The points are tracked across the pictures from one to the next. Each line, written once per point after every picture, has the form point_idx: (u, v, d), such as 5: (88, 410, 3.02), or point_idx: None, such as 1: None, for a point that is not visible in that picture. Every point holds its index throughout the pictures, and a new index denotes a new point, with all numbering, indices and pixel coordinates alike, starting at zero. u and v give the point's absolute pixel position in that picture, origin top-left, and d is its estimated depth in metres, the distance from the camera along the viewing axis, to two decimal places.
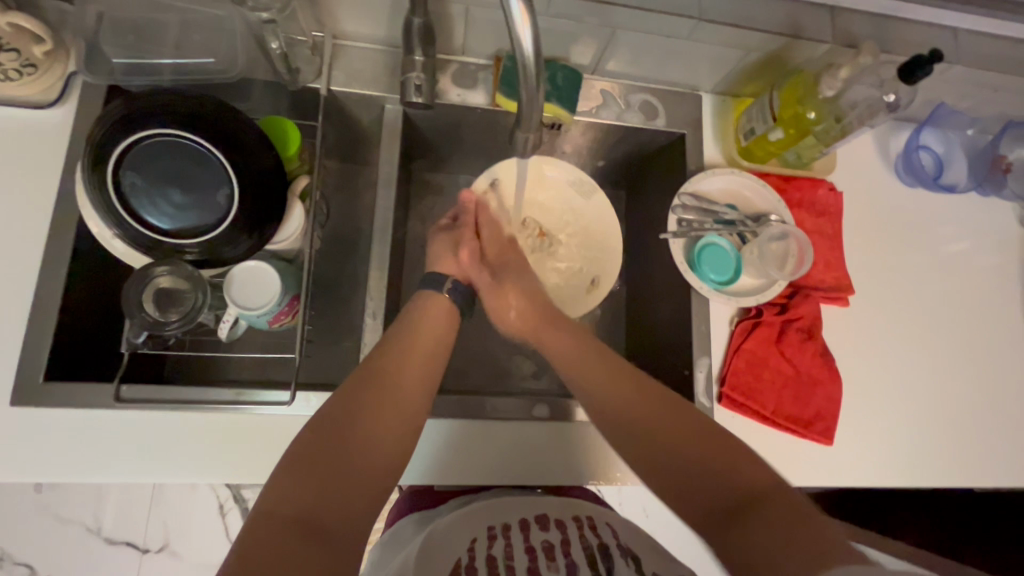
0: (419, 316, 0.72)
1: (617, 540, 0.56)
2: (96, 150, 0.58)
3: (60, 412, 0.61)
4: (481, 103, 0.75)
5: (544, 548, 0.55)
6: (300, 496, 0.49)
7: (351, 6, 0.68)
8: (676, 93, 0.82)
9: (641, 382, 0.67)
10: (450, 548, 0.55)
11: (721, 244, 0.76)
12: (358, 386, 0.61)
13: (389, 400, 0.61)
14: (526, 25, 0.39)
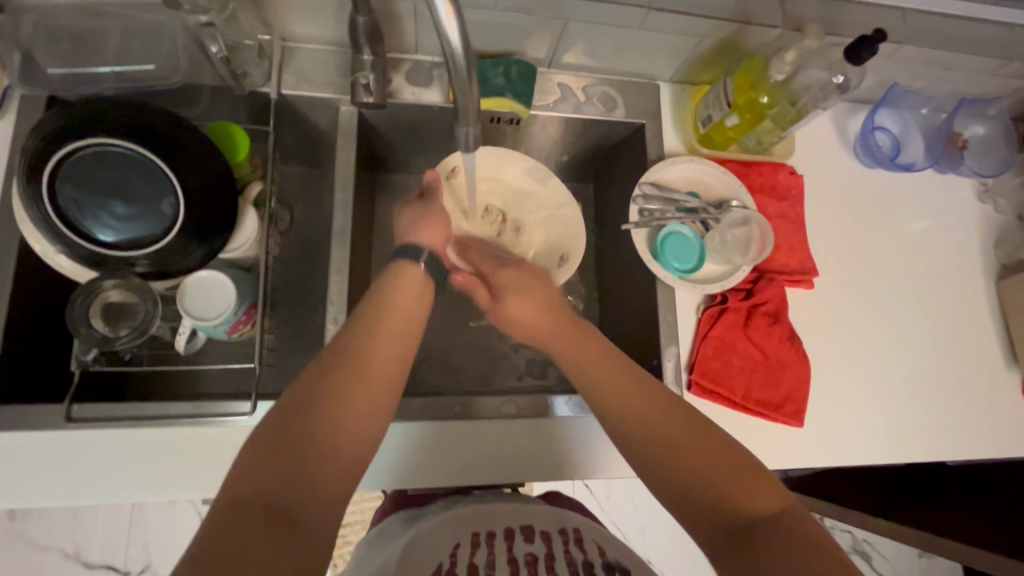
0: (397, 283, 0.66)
1: (603, 556, 0.53)
2: (28, 164, 0.55)
3: (10, 435, 0.59)
4: (436, 101, 0.74)
5: (527, 561, 0.52)
6: (268, 480, 0.45)
7: (296, 7, 0.67)
8: (634, 84, 0.82)
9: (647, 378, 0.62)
10: (431, 554, 0.53)
11: (683, 232, 0.76)
12: (338, 361, 0.56)
13: (370, 379, 0.56)
14: (453, 17, 0.38)
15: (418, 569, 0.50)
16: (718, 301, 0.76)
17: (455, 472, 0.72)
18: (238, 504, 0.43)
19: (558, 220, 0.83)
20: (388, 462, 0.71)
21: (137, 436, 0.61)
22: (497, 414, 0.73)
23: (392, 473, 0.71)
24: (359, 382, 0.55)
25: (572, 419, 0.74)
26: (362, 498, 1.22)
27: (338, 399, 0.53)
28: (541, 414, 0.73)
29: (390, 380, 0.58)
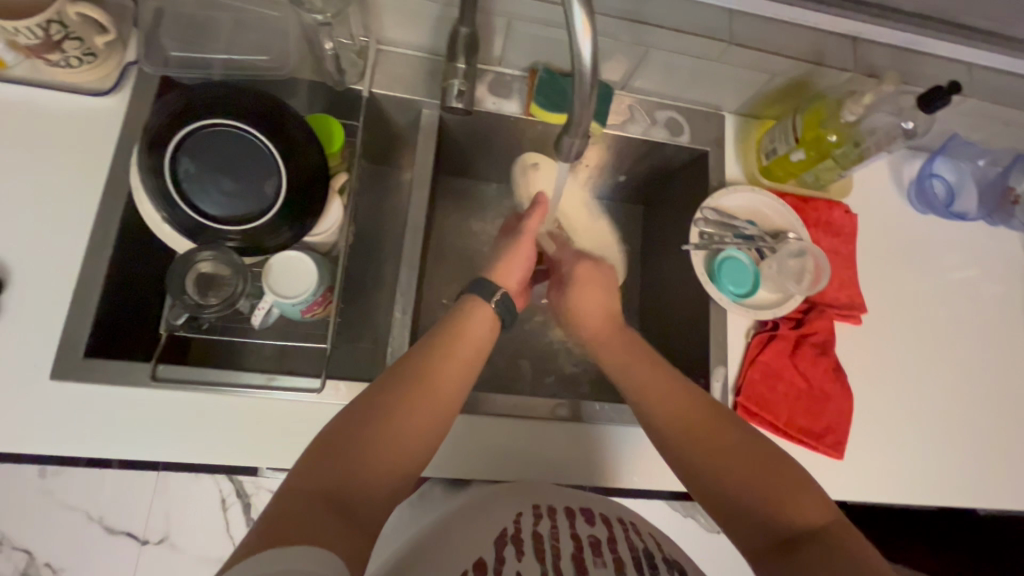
0: (467, 318, 0.67)
1: (662, 549, 0.55)
2: (152, 138, 0.60)
3: (96, 388, 0.62)
4: (515, 112, 0.79)
5: (591, 542, 0.53)
6: (330, 472, 0.48)
7: (398, 13, 0.71)
8: (700, 113, 0.86)
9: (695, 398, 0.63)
10: (496, 518, 0.56)
11: (739, 257, 0.79)
12: (401, 376, 0.58)
13: (436, 388, 0.58)
14: (588, 36, 0.41)
15: (483, 532, 0.52)
16: (767, 328, 0.78)
17: (506, 467, 0.74)
18: (297, 491, 0.45)
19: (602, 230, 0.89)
20: (439, 454, 0.73)
21: (213, 399, 0.65)
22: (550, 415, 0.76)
23: (441, 464, 0.73)
24: (427, 393, 0.57)
25: (619, 428, 0.77)
26: None
27: (401, 406, 0.55)
28: (590, 421, 0.76)
29: (450, 390, 0.60)
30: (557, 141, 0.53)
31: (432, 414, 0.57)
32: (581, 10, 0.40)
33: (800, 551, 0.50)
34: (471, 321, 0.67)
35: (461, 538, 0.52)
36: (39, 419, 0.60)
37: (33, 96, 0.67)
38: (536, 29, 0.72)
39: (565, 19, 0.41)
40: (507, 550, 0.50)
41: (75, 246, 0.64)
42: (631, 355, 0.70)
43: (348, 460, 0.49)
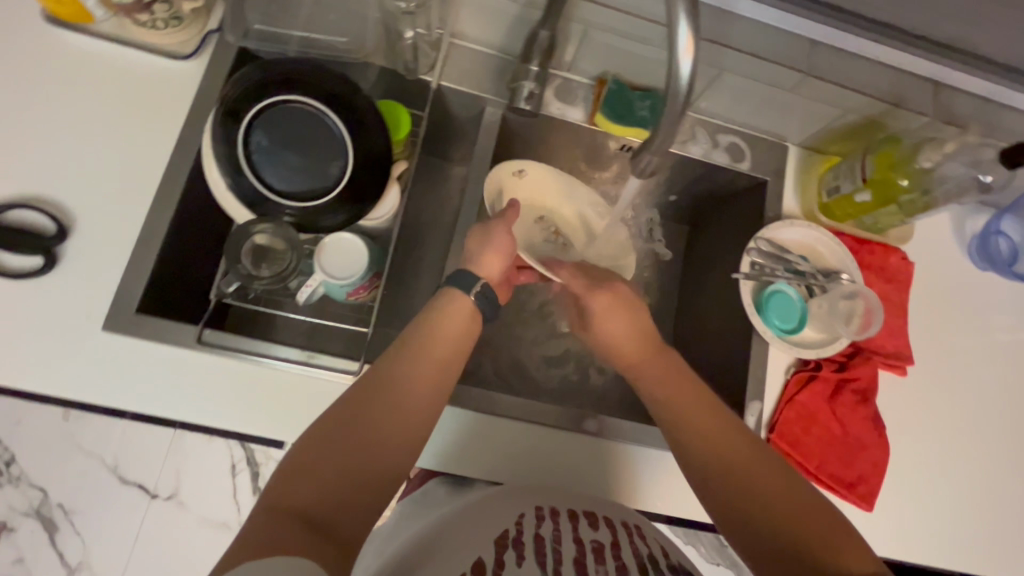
0: (448, 313, 0.65)
1: (666, 557, 0.54)
2: (229, 107, 0.62)
3: (141, 344, 0.63)
4: (578, 119, 0.78)
5: (593, 545, 0.52)
6: (310, 491, 0.46)
7: (478, 9, 0.71)
8: (764, 142, 0.84)
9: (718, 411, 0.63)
10: (498, 520, 0.54)
11: (788, 292, 0.77)
12: (379, 383, 0.56)
13: (415, 397, 0.57)
14: (689, 54, 0.40)
15: (485, 534, 0.51)
16: (809, 368, 0.76)
17: (528, 473, 0.73)
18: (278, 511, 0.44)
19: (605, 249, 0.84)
20: (464, 451, 0.73)
21: (255, 370, 0.66)
22: (578, 427, 0.75)
23: (465, 463, 0.73)
24: (405, 404, 0.56)
25: (645, 449, 0.76)
26: None
27: (377, 419, 0.53)
28: (617, 439, 0.75)
29: (433, 395, 0.58)
30: (635, 153, 0.53)
31: (409, 426, 0.55)
32: (686, 25, 0.39)
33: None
34: (439, 314, 0.64)
35: (463, 541, 0.50)
36: (84, 368, 0.61)
37: (115, 52, 0.69)
38: (612, 40, 0.71)
39: (667, 33, 0.40)
40: (506, 552, 0.48)
41: (138, 203, 0.65)
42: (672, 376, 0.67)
43: (330, 478, 0.48)
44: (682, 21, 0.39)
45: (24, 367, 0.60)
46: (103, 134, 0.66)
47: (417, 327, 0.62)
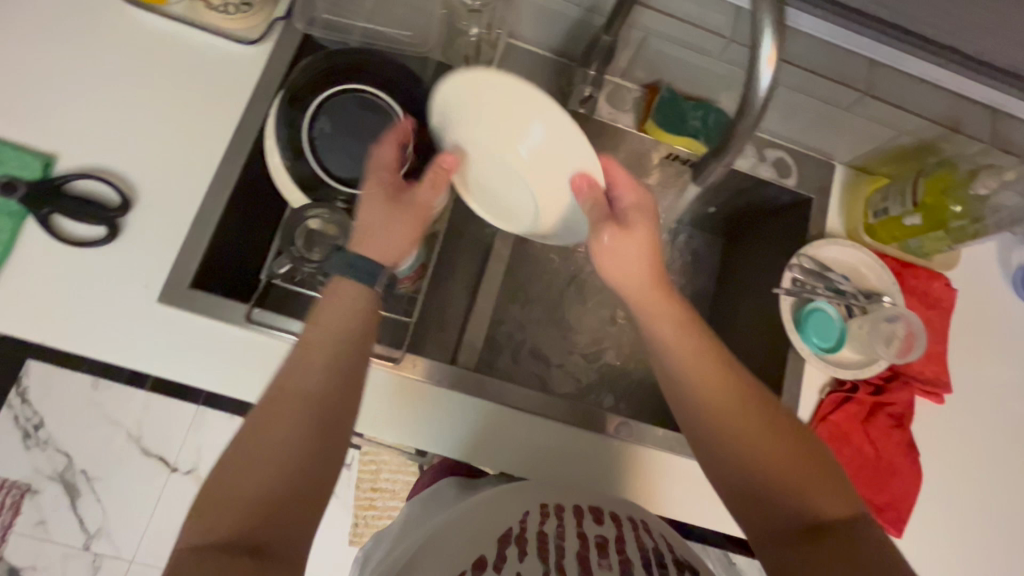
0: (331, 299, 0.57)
1: (673, 551, 0.53)
2: (297, 92, 0.64)
3: (192, 318, 0.64)
4: (627, 125, 0.77)
5: (597, 541, 0.52)
6: (229, 522, 0.44)
7: (538, 10, 0.72)
8: (811, 158, 0.83)
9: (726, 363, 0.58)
10: (502, 516, 0.54)
11: (827, 311, 0.77)
12: (273, 391, 0.50)
13: (328, 394, 0.51)
14: (771, 63, 0.41)
15: (487, 536, 0.51)
16: (845, 388, 0.76)
17: (555, 472, 0.73)
18: (197, 550, 0.42)
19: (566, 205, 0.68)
20: (493, 447, 0.72)
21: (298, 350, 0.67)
22: (610, 432, 0.74)
23: (495, 459, 0.72)
24: (313, 406, 0.50)
25: (678, 457, 0.75)
26: (397, 468, 1.43)
27: (287, 431, 0.48)
28: (648, 445, 0.74)
29: (324, 387, 0.52)
30: (697, 165, 0.59)
31: (326, 427, 0.50)
32: (771, 34, 0.41)
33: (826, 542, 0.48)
34: (330, 297, 0.56)
35: (465, 538, 0.51)
36: (137, 338, 0.63)
37: (184, 33, 0.70)
38: (670, 49, 0.72)
39: (752, 43, 0.41)
40: (509, 550, 0.49)
41: (197, 181, 0.67)
42: (686, 338, 0.60)
43: (248, 503, 0.45)
44: (767, 30, 0.41)
45: (82, 333, 0.62)
46: (168, 112, 0.68)
47: (316, 317, 0.55)
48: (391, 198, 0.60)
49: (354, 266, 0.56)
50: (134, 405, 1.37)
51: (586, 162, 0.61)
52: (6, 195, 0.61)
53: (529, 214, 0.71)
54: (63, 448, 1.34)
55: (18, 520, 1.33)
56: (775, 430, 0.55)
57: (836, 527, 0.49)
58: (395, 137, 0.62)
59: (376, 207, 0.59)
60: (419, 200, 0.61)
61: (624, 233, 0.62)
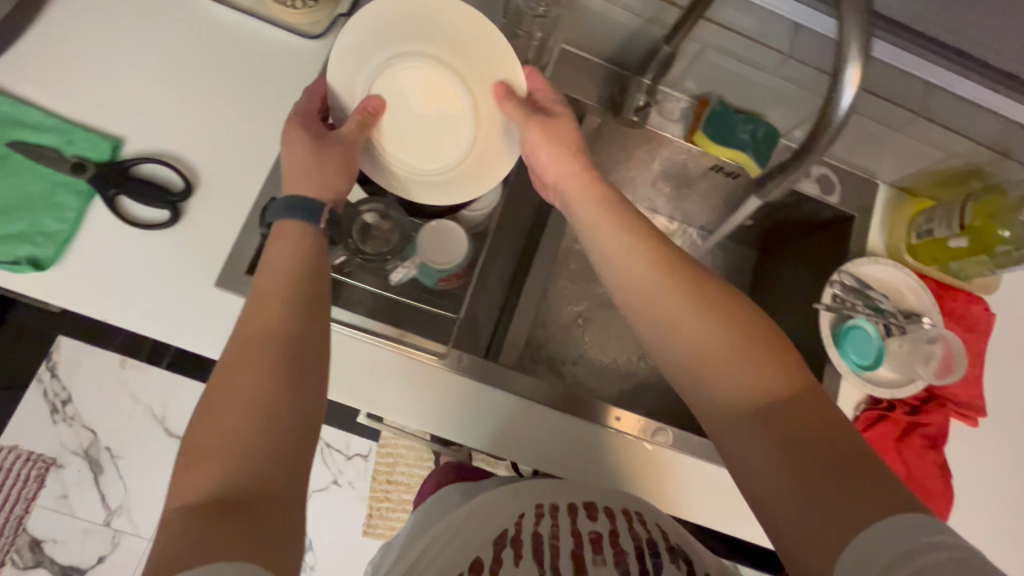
0: (273, 246, 0.55)
1: (667, 540, 0.53)
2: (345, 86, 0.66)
3: None
4: (677, 134, 0.79)
5: (591, 538, 0.52)
6: (207, 474, 0.42)
7: (595, 20, 0.73)
8: (855, 176, 0.84)
9: (686, 280, 0.56)
10: (499, 517, 0.55)
11: (867, 328, 0.77)
12: (235, 341, 0.49)
13: (290, 332, 0.50)
14: (854, 87, 0.42)
15: (485, 534, 0.53)
16: (880, 407, 0.76)
17: (589, 474, 0.73)
18: (183, 509, 0.40)
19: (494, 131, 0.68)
20: (528, 446, 0.73)
21: (351, 340, 0.69)
22: (648, 438, 0.74)
23: (531, 456, 0.73)
24: (270, 347, 0.49)
25: (713, 465, 0.75)
26: (413, 462, 1.44)
27: (248, 376, 0.47)
28: (684, 452, 0.74)
29: (273, 323, 0.50)
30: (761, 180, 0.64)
31: (284, 360, 0.48)
32: (857, 61, 0.42)
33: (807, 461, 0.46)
34: (279, 249, 0.55)
35: (461, 540, 0.53)
36: (195, 320, 0.64)
37: (250, 25, 0.72)
38: (725, 63, 0.73)
39: (837, 68, 0.42)
40: (506, 554, 0.50)
41: (258, 169, 0.68)
42: (647, 273, 0.57)
43: (226, 453, 0.43)
44: (853, 55, 0.41)
45: (141, 312, 0.63)
46: (231, 101, 0.70)
47: (269, 266, 0.54)
48: (319, 140, 0.60)
49: (296, 206, 0.56)
50: (161, 386, 1.39)
51: (518, 79, 0.66)
52: (76, 175, 0.63)
53: (450, 157, 0.68)
54: (89, 424, 1.35)
55: (41, 493, 1.32)
56: (743, 349, 0.51)
57: (816, 441, 0.47)
58: (324, 88, 0.64)
59: (302, 154, 0.59)
60: (349, 140, 0.62)
61: (545, 132, 0.65)
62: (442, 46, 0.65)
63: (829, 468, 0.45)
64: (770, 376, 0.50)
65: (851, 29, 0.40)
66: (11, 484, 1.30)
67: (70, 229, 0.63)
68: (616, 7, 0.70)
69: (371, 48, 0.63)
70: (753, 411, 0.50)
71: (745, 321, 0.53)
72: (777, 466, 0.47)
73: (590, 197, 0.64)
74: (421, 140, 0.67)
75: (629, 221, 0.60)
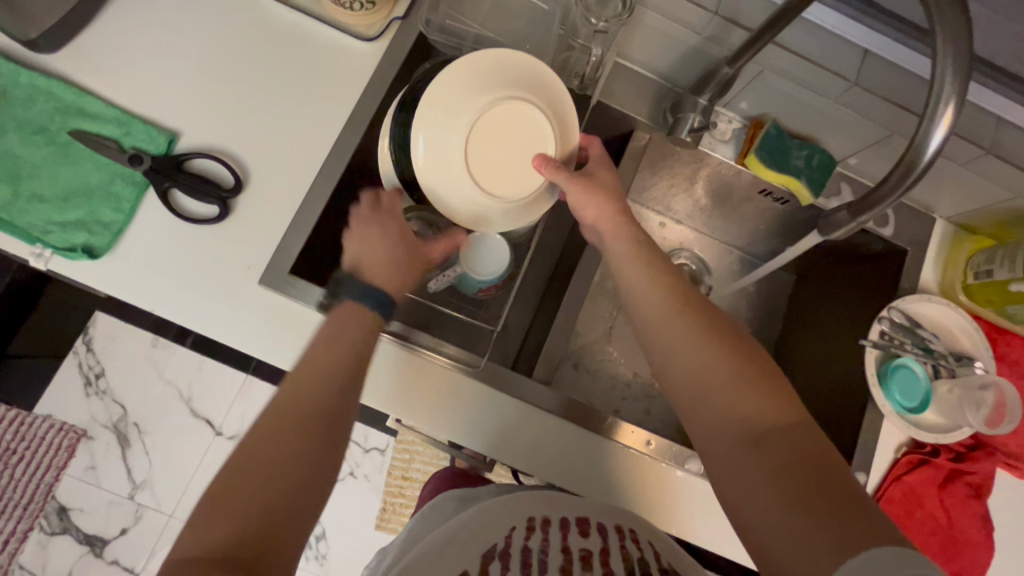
0: (340, 322, 0.59)
1: (659, 561, 0.49)
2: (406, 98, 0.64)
3: (290, 303, 0.66)
4: (727, 157, 0.77)
5: (581, 555, 0.48)
6: (236, 512, 0.45)
7: (651, 37, 0.72)
8: (912, 210, 0.81)
9: (694, 302, 0.57)
10: (487, 531, 0.51)
11: (913, 368, 0.74)
12: (280, 416, 0.52)
13: (327, 434, 0.53)
14: (945, 130, 0.45)
15: (469, 547, 0.48)
16: (923, 451, 0.73)
17: (612, 493, 0.69)
18: (210, 537, 0.44)
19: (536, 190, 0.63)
20: (553, 461, 0.70)
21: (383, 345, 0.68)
22: (680, 466, 0.70)
23: (554, 472, 0.70)
24: (306, 438, 0.52)
25: None
26: (430, 460, 1.37)
27: (272, 459, 0.49)
28: None
29: (320, 416, 0.53)
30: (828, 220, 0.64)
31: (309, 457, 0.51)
32: (951, 106, 0.44)
33: (804, 482, 0.43)
34: (350, 321, 0.59)
35: (443, 551, 0.48)
36: (238, 315, 0.65)
37: (308, 25, 0.73)
38: (784, 87, 0.70)
39: (929, 110, 0.45)
40: (493, 570, 0.45)
41: (307, 169, 0.69)
42: (655, 298, 0.58)
43: (256, 501, 0.46)
44: (951, 101, 0.44)
45: (185, 304, 0.64)
46: (286, 100, 0.70)
47: (338, 331, 0.58)
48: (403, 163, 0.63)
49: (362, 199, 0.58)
50: (189, 365, 1.41)
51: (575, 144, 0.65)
52: (132, 166, 0.64)
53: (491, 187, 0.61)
54: (119, 398, 1.38)
55: (70, 463, 1.35)
56: (742, 372, 0.51)
57: (810, 464, 0.44)
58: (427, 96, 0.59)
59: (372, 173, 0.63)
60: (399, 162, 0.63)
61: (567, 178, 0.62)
62: (559, 128, 0.63)
63: (828, 494, 0.42)
64: (766, 400, 0.49)
65: (947, 76, 0.43)
66: (43, 451, 1.34)
67: (124, 220, 0.64)
68: (675, 23, 0.68)
69: (523, 73, 0.61)
70: (748, 432, 0.48)
71: (752, 346, 0.53)
72: (773, 489, 0.44)
73: (603, 208, 0.63)
74: (481, 159, 0.60)
75: (644, 250, 0.61)
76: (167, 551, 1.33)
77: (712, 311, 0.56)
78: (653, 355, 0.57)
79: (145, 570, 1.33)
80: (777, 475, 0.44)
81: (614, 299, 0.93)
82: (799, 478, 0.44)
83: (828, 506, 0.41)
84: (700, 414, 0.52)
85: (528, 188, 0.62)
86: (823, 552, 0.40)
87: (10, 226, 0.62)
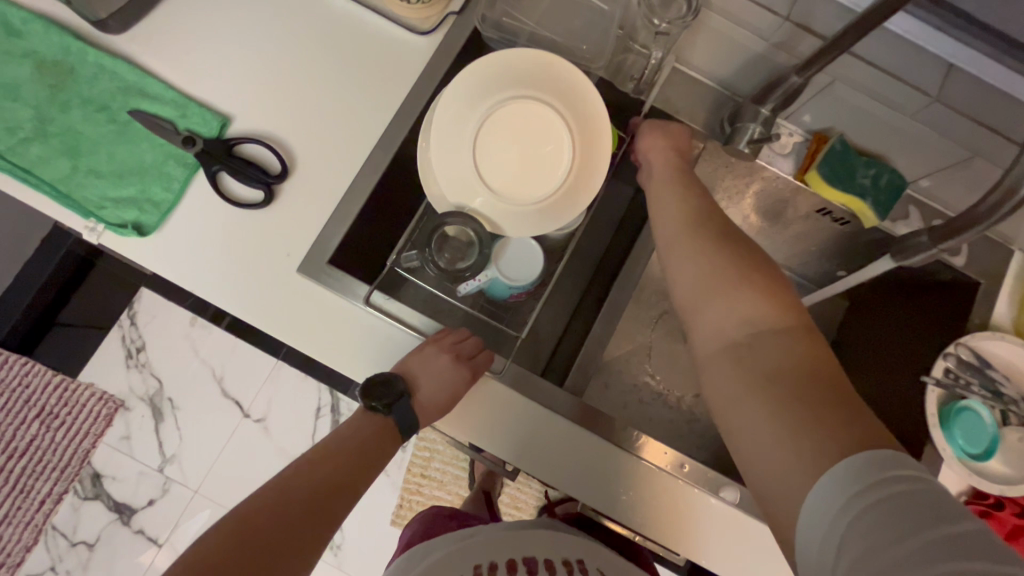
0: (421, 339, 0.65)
1: None
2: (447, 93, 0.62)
3: (324, 294, 0.65)
4: (786, 171, 0.73)
5: None
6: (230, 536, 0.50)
7: (712, 44, 0.69)
8: (988, 240, 0.75)
9: (725, 225, 0.58)
10: None
11: (980, 412, 0.68)
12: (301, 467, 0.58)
13: (332, 493, 0.57)
14: None
15: None
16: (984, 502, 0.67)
17: (639, 515, 0.66)
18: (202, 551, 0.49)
19: (559, 190, 0.63)
20: (577, 475, 0.67)
21: (400, 334, 0.67)
22: (714, 494, 0.66)
23: (579, 486, 0.67)
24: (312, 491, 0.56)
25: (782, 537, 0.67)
26: (449, 460, 1.40)
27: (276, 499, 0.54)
28: (754, 514, 0.66)
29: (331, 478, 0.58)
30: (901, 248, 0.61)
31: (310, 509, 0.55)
32: None
33: (792, 385, 0.46)
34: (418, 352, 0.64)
35: None
36: (277, 303, 0.65)
37: (364, 16, 0.72)
38: (854, 100, 0.66)
39: None
40: None
41: (354, 161, 0.68)
42: (692, 245, 0.58)
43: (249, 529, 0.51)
44: None
45: (225, 287, 0.65)
46: (336, 90, 0.70)
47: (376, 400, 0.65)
48: (451, 164, 0.63)
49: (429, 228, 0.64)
50: (223, 346, 1.44)
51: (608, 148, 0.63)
52: (184, 147, 0.65)
53: (506, 194, 0.63)
54: (156, 372, 1.42)
55: (107, 431, 1.40)
56: (753, 290, 0.52)
57: (807, 375, 0.46)
58: (449, 93, 0.62)
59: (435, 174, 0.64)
60: (449, 162, 0.63)
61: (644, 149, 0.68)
62: (583, 130, 0.63)
63: (840, 426, 0.42)
64: (774, 313, 0.51)
65: None
66: (83, 418, 1.39)
67: (173, 200, 0.65)
68: (742, 28, 0.65)
69: (545, 76, 0.63)
70: (744, 345, 0.50)
71: (773, 269, 0.54)
72: (759, 395, 0.47)
73: (664, 170, 0.66)
74: (498, 159, 0.63)
75: (682, 186, 0.63)
76: (190, 526, 1.36)
77: (736, 234, 0.58)
78: (672, 268, 0.59)
79: (167, 541, 1.36)
80: (766, 383, 0.47)
81: (652, 312, 0.89)
82: (812, 404, 0.44)
83: (843, 433, 0.42)
84: (709, 325, 0.54)
85: (551, 190, 0.63)
86: (796, 454, 0.43)
87: (68, 199, 0.64)
